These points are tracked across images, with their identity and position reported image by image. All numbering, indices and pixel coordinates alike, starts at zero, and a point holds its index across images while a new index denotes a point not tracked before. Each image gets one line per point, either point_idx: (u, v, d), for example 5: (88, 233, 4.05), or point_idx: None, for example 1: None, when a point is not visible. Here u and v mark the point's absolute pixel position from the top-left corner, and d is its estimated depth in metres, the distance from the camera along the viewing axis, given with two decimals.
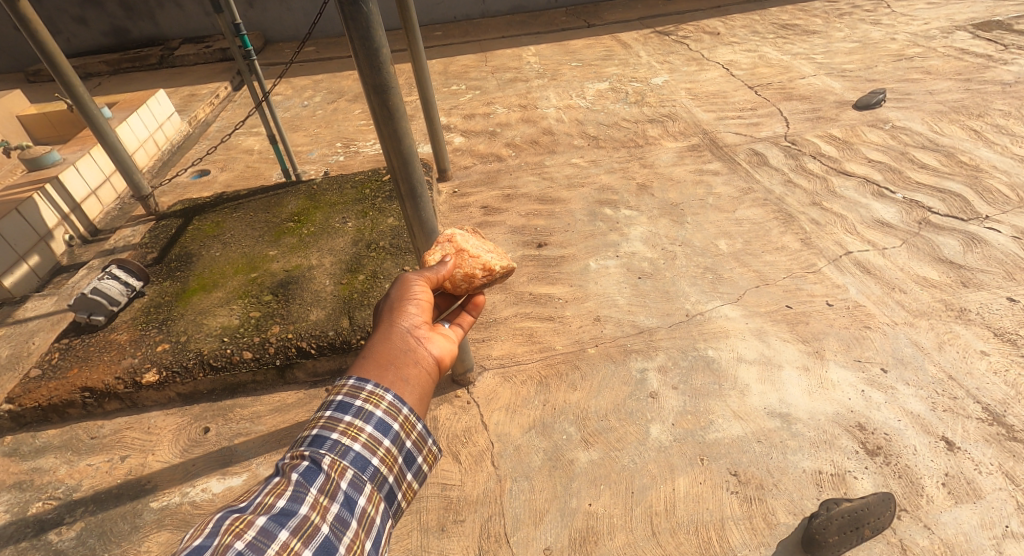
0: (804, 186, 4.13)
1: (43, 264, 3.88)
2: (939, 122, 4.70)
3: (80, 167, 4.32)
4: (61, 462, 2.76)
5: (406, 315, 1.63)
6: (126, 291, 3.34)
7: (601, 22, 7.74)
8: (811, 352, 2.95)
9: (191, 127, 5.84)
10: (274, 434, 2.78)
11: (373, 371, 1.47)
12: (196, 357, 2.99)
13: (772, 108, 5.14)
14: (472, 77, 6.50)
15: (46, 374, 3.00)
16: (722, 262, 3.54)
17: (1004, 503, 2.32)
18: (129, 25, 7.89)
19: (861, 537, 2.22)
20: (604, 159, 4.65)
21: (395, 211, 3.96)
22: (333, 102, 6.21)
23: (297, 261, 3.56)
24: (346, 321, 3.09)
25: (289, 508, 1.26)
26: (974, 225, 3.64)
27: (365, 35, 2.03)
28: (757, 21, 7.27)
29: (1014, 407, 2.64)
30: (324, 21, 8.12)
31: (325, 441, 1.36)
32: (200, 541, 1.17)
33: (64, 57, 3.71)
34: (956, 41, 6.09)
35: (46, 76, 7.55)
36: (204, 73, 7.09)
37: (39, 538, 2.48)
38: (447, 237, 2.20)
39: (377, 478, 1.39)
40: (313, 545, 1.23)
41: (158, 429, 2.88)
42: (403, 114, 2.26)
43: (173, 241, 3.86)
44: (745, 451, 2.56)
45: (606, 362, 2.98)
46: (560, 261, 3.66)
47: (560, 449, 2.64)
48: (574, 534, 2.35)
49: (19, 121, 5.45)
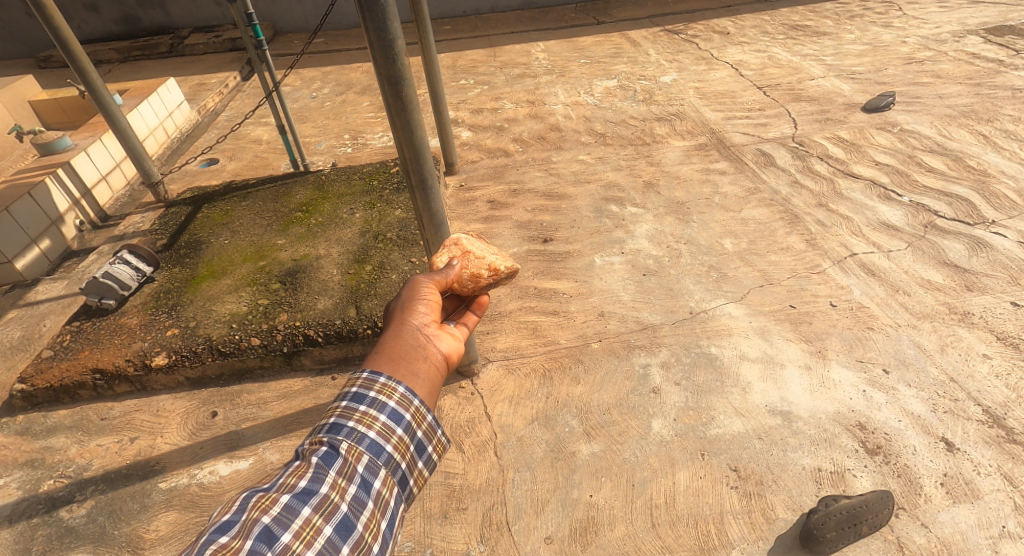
0: (810, 187, 4.14)
1: (54, 248, 3.92)
2: (948, 126, 4.70)
3: (91, 153, 4.35)
4: (72, 442, 2.81)
5: (416, 314, 1.66)
6: (137, 276, 3.38)
7: (611, 20, 7.73)
8: (813, 352, 2.97)
9: (201, 116, 5.88)
10: (281, 420, 2.82)
11: (385, 365, 1.50)
12: (205, 342, 3.02)
13: (780, 109, 5.15)
14: (481, 72, 6.52)
15: (57, 355, 3.05)
16: (727, 261, 3.56)
17: (1002, 504, 2.34)
18: (140, 14, 7.92)
19: (859, 534, 2.24)
20: (611, 157, 4.66)
21: (403, 203, 3.99)
22: (342, 94, 6.24)
23: (305, 251, 3.59)
24: (353, 311, 3.12)
25: (310, 487, 1.30)
26: (980, 229, 3.64)
27: (381, 26, 2.06)
28: (767, 21, 7.27)
29: (1014, 410, 2.65)
30: (334, 14, 8.14)
31: (342, 428, 1.39)
32: (230, 516, 1.23)
33: (78, 42, 3.68)
34: (968, 46, 6.07)
35: (57, 62, 7.59)
36: (213, 63, 7.13)
37: (50, 515, 2.52)
38: (453, 240, 2.25)
39: (391, 463, 1.42)
40: (333, 522, 1.29)
41: (167, 412, 2.92)
42: (417, 106, 2.28)
43: (183, 229, 3.89)
44: (746, 447, 2.58)
45: (609, 357, 3.01)
46: (565, 257, 3.68)
47: (562, 441, 2.67)
48: (574, 525, 2.38)
49: (31, 107, 5.50)
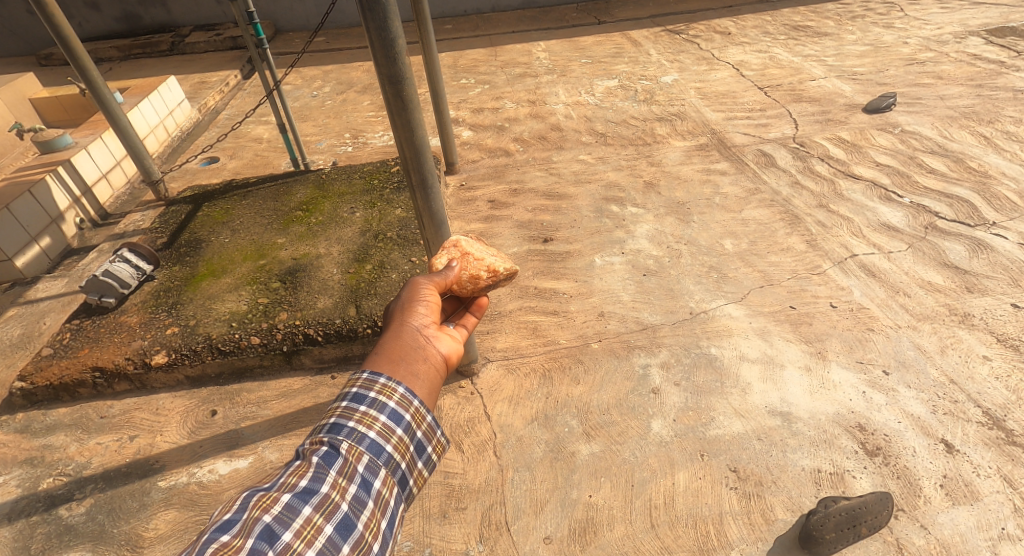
0: (811, 188, 4.14)
1: (54, 246, 3.92)
2: (949, 128, 4.69)
3: (91, 151, 4.34)
4: (71, 440, 2.81)
5: (416, 315, 1.66)
6: (137, 274, 3.38)
7: (612, 19, 7.72)
8: (813, 353, 2.97)
9: (201, 115, 5.89)
10: (281, 419, 2.82)
11: (385, 366, 1.50)
12: (205, 340, 3.02)
13: (781, 109, 5.15)
14: (482, 71, 6.52)
15: (57, 353, 3.05)
16: (727, 261, 3.56)
17: (1001, 506, 2.34)
18: (141, 12, 7.92)
19: (859, 535, 2.24)
20: (612, 157, 4.66)
21: (404, 202, 3.98)
22: (342, 93, 6.24)
23: (305, 250, 3.59)
24: (353, 310, 3.12)
25: (311, 487, 1.30)
26: (981, 231, 3.64)
27: (381, 26, 2.05)
28: (768, 22, 7.26)
29: (1014, 412, 2.65)
30: (335, 12, 8.13)
31: (343, 428, 1.39)
32: (231, 515, 1.23)
33: (79, 40, 3.69)
34: (969, 47, 6.07)
35: (58, 60, 7.60)
36: (214, 61, 7.13)
37: (49, 513, 2.53)
38: (452, 243, 2.25)
39: (391, 463, 1.42)
40: (334, 521, 1.28)
41: (166, 411, 2.92)
42: (417, 106, 2.28)
43: (183, 227, 3.89)
44: (745, 448, 2.58)
45: (609, 357, 3.01)
46: (565, 256, 3.68)
47: (561, 441, 2.67)
48: (573, 525, 2.38)
49: (31, 105, 5.51)
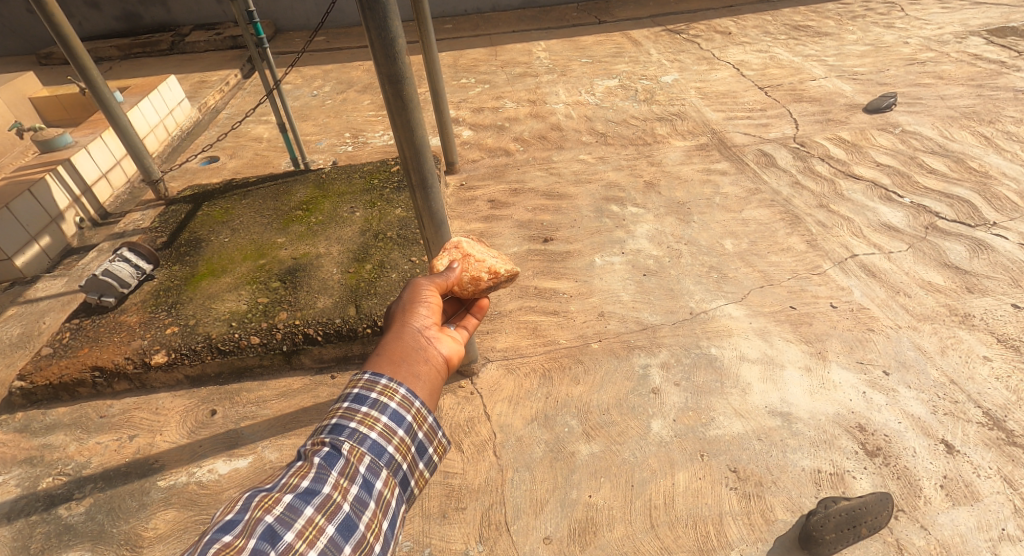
0: (812, 188, 4.14)
1: (53, 245, 3.92)
2: (950, 128, 4.69)
3: (91, 150, 4.34)
4: (71, 439, 2.81)
5: (417, 316, 1.66)
6: (137, 274, 3.38)
7: (612, 19, 7.71)
8: (813, 353, 2.97)
9: (201, 114, 5.89)
10: (280, 418, 2.82)
11: (386, 367, 1.50)
12: (205, 340, 3.02)
13: (781, 109, 5.15)
14: (482, 70, 6.52)
15: (57, 352, 3.04)
16: (727, 261, 3.55)
17: (1001, 507, 2.34)
18: (141, 11, 7.91)
19: (859, 535, 2.24)
20: (612, 157, 4.65)
21: (404, 202, 3.98)
22: (343, 92, 6.24)
23: (305, 249, 3.59)
24: (352, 309, 3.11)
25: (312, 487, 1.30)
26: (981, 231, 3.63)
27: (381, 25, 2.05)
28: (769, 22, 7.26)
29: (1014, 413, 2.65)
30: (335, 12, 8.13)
31: (344, 429, 1.39)
32: (233, 515, 1.23)
33: (79, 39, 3.69)
34: (970, 47, 6.06)
35: (58, 60, 7.59)
36: (214, 60, 7.12)
37: (49, 513, 2.52)
38: (454, 244, 2.25)
39: (393, 464, 1.41)
40: (335, 522, 1.28)
41: (166, 410, 2.92)
42: (417, 105, 2.28)
43: (183, 226, 3.89)
44: (745, 448, 2.58)
45: (609, 357, 3.00)
46: (565, 256, 3.68)
47: (561, 441, 2.67)
48: (573, 525, 2.38)
49: (31, 104, 5.51)
